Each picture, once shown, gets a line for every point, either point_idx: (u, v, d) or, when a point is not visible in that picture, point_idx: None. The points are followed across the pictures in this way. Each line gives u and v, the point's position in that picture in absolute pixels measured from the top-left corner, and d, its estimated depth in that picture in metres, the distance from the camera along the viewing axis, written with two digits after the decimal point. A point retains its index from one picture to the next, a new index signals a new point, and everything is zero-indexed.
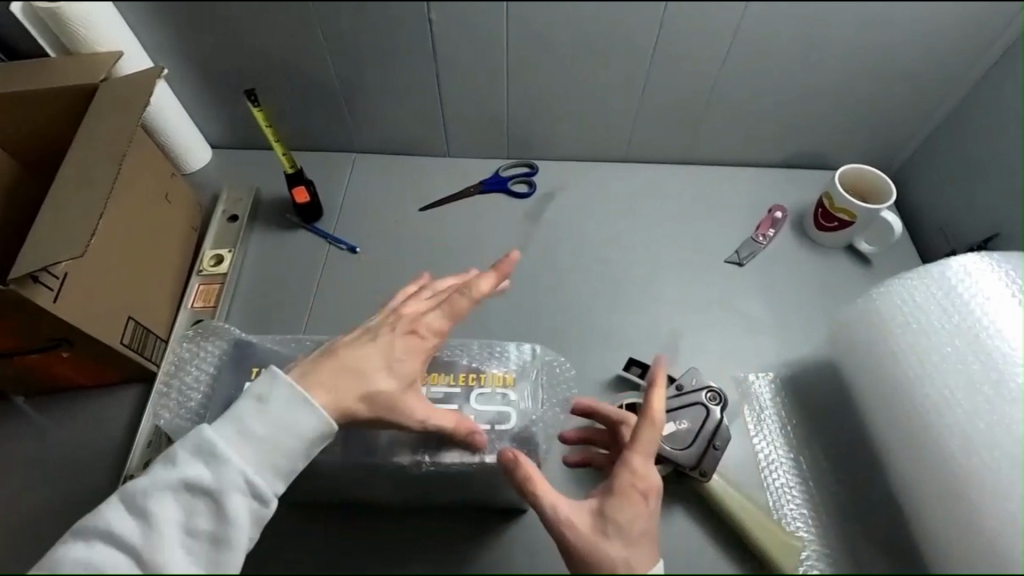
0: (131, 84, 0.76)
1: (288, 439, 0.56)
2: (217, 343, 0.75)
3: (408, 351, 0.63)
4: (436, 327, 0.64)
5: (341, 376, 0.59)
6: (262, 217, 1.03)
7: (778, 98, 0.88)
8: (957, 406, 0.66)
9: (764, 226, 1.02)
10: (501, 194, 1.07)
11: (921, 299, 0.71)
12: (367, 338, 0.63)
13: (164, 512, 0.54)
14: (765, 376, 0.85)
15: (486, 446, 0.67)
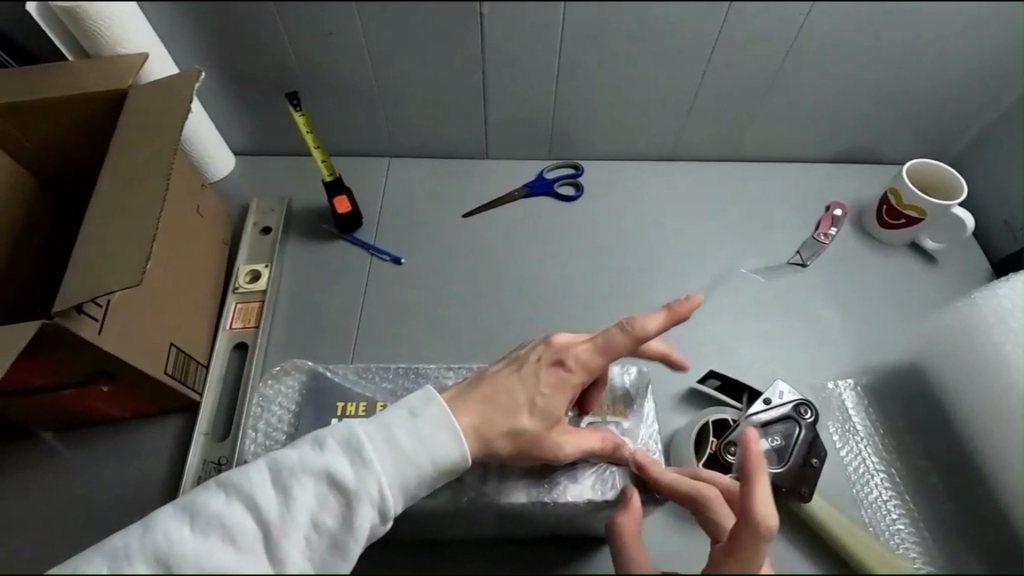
0: (169, 93, 0.71)
1: (427, 465, 0.53)
2: (294, 376, 0.77)
3: (559, 381, 0.61)
4: (587, 361, 0.61)
5: (494, 409, 0.58)
6: (297, 229, 0.98)
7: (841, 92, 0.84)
8: None
9: (824, 225, 0.98)
10: (547, 197, 1.02)
11: None
12: (518, 366, 0.62)
13: (303, 494, 0.50)
14: (846, 382, 0.82)
15: (607, 482, 0.64)
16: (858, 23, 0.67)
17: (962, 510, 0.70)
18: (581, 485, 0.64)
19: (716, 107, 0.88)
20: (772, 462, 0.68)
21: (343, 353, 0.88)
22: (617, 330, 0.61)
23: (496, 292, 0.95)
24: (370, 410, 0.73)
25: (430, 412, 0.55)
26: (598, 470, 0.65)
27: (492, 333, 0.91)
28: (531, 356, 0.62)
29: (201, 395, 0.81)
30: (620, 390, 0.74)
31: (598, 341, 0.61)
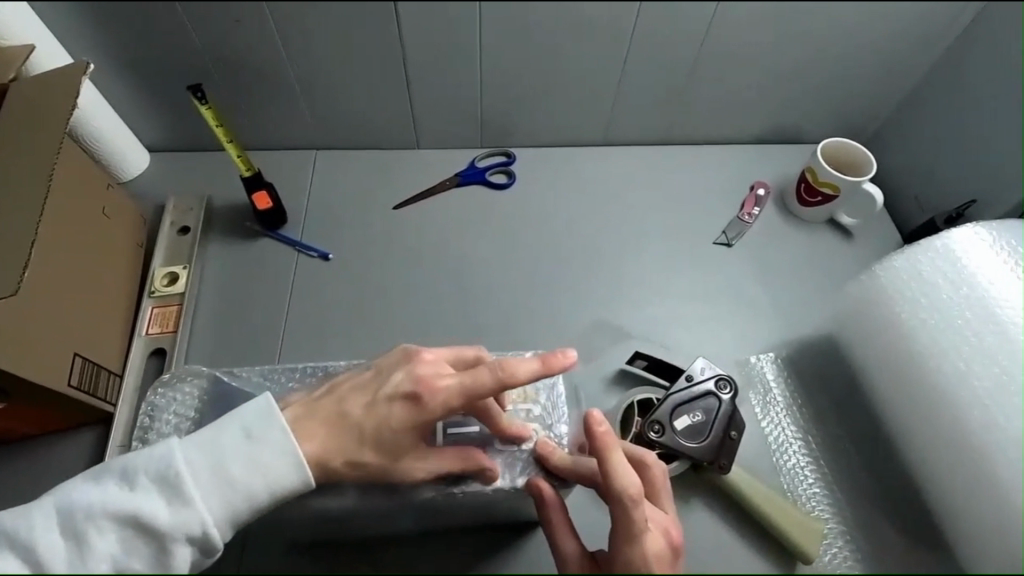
0: (54, 88, 0.66)
1: (262, 492, 0.51)
2: (194, 381, 0.69)
3: (410, 418, 0.54)
4: (448, 401, 0.54)
5: (333, 444, 0.54)
6: (218, 228, 0.94)
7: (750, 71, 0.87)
8: (975, 379, 0.63)
9: (747, 205, 1.01)
10: (480, 186, 1.02)
11: (927, 271, 0.68)
12: (370, 391, 0.56)
13: (101, 540, 0.49)
14: (767, 356, 0.85)
15: (513, 470, 0.63)
16: None
17: (872, 471, 0.74)
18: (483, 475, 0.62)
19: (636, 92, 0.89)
20: (691, 437, 0.71)
21: (271, 353, 0.86)
22: (485, 367, 0.54)
23: (429, 284, 0.94)
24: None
25: (267, 433, 0.52)
26: (506, 458, 0.64)
27: (425, 325, 0.90)
28: (386, 387, 0.55)
29: (116, 406, 0.77)
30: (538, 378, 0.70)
31: (461, 384, 0.53)
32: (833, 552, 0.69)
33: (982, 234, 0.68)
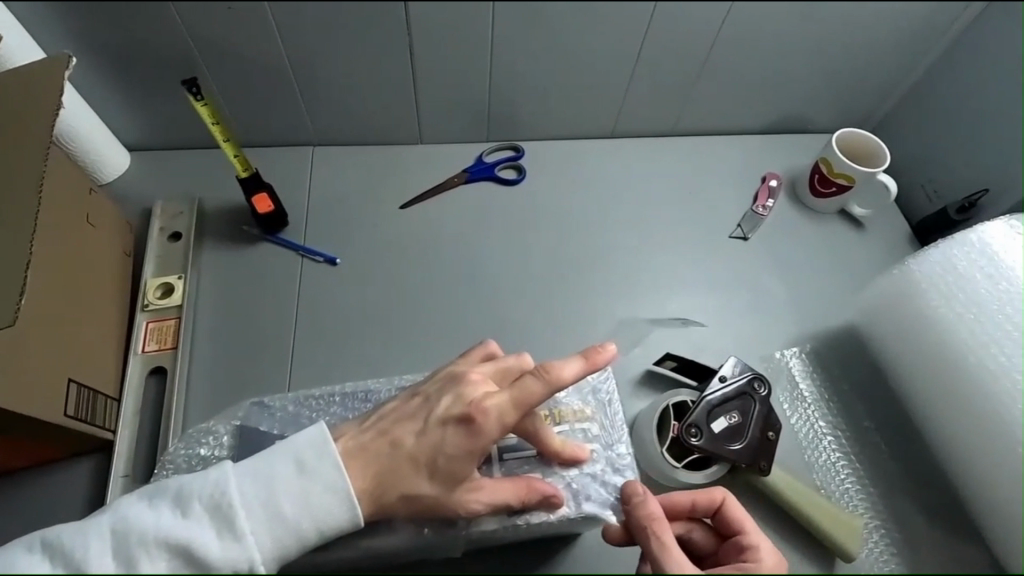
0: (39, 85, 0.61)
1: (311, 532, 0.50)
2: (220, 424, 0.68)
3: (463, 443, 0.54)
4: (501, 418, 0.56)
5: (388, 477, 0.54)
6: (212, 233, 0.87)
7: (769, 57, 0.85)
8: (1015, 374, 0.63)
9: (762, 197, 0.99)
10: (488, 182, 0.97)
11: (962, 265, 0.68)
12: (421, 418, 0.56)
13: (151, 567, 0.46)
14: (793, 351, 0.84)
15: (581, 497, 0.61)
16: None
17: (904, 465, 0.75)
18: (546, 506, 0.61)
19: (650, 77, 0.87)
20: (730, 440, 0.69)
21: (280, 367, 0.80)
22: (532, 378, 0.57)
23: (442, 285, 0.89)
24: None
25: (323, 465, 0.51)
26: (569, 482, 0.62)
27: (442, 331, 0.86)
28: (438, 411, 0.56)
29: (115, 432, 0.71)
30: (594, 394, 0.68)
31: (513, 396, 0.56)
32: (871, 548, 0.69)
33: (1013, 228, 0.68)
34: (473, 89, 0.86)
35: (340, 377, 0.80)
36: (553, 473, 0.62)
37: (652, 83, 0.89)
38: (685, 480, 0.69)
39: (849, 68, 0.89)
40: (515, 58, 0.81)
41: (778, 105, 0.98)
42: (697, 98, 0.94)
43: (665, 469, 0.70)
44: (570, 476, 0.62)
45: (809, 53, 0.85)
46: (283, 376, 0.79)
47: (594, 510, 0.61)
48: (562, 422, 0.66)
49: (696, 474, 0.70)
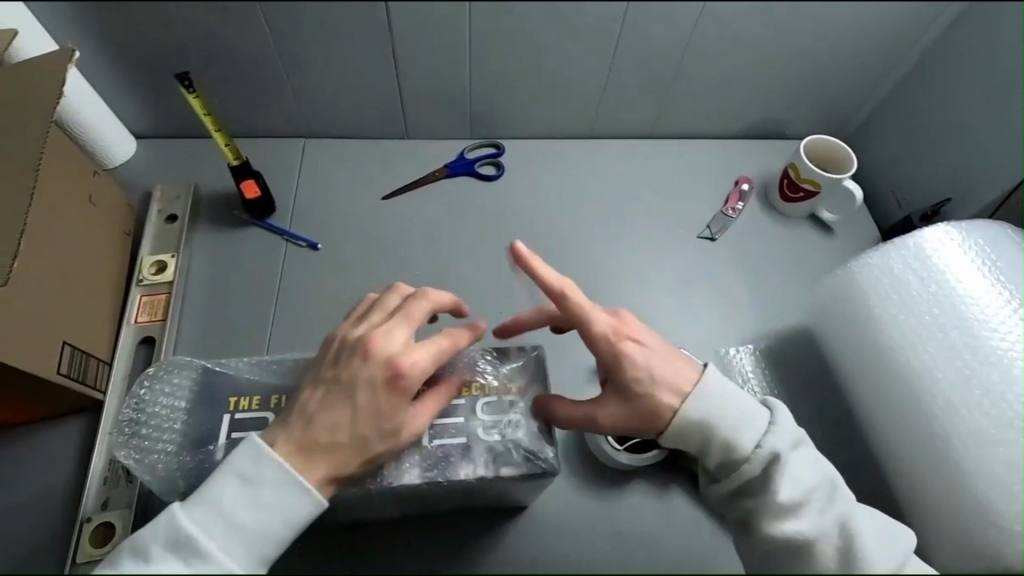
0: (47, 76, 0.69)
1: (275, 524, 0.55)
2: (184, 372, 0.68)
3: (401, 401, 0.59)
4: (423, 369, 0.61)
5: (339, 458, 0.58)
6: (207, 215, 0.94)
7: (749, 75, 0.86)
8: (938, 371, 0.70)
9: (732, 200, 1.03)
10: (468, 177, 1.04)
11: (897, 268, 0.74)
12: (343, 393, 0.59)
13: None
14: (746, 347, 0.89)
15: (501, 459, 0.64)
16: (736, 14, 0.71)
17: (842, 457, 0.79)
18: (472, 463, 0.64)
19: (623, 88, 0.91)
20: None
21: (260, 342, 0.86)
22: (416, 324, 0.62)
23: (420, 272, 0.95)
24: (265, 403, 0.65)
25: (263, 472, 0.56)
26: (489, 445, 0.65)
27: None
28: (358, 382, 0.59)
29: (104, 394, 0.78)
30: (526, 366, 0.69)
31: (427, 352, 0.61)
32: None
33: (953, 235, 0.74)
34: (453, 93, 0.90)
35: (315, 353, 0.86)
36: (477, 439, 0.65)
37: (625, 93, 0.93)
38: (618, 459, 0.74)
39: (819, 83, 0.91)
40: (496, 69, 0.84)
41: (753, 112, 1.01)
42: (675, 108, 0.96)
43: (606, 448, 0.74)
44: (489, 440, 0.65)
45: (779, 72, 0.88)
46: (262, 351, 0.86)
47: (513, 473, 0.64)
48: (491, 393, 0.67)
49: (636, 456, 0.74)
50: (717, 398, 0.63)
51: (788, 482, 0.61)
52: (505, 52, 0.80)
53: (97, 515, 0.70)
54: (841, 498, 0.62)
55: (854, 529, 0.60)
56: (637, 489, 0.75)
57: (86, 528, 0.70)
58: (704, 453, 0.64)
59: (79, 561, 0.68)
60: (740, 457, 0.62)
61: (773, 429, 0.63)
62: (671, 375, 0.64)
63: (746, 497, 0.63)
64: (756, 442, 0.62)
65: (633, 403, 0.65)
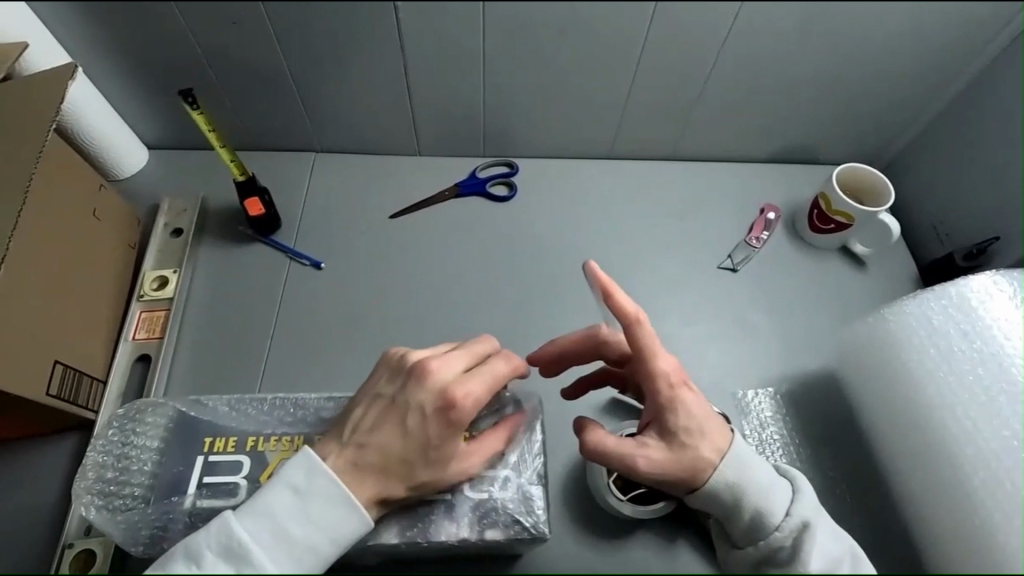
0: (46, 88, 0.67)
1: (325, 541, 0.55)
2: (159, 412, 0.68)
3: (450, 432, 0.58)
4: (478, 400, 0.59)
5: (386, 487, 0.58)
6: (211, 229, 0.93)
7: (778, 94, 0.81)
8: (981, 438, 0.65)
9: (757, 228, 0.97)
10: (479, 197, 0.99)
11: (937, 320, 0.70)
12: (397, 418, 0.58)
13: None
14: (766, 391, 0.84)
15: (486, 520, 0.63)
16: (770, 33, 0.66)
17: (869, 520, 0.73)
18: (456, 523, 0.62)
19: (645, 107, 0.87)
20: None
21: (256, 363, 0.84)
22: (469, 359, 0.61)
23: (425, 294, 0.91)
24: (240, 447, 0.65)
25: (315, 487, 0.56)
26: (474, 505, 0.63)
27: (417, 340, 0.88)
28: (412, 406, 0.58)
29: (97, 412, 0.77)
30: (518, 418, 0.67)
31: (483, 384, 0.59)
32: None
33: (1000, 287, 0.70)
34: (467, 110, 0.87)
35: (312, 377, 0.84)
36: (462, 497, 0.63)
37: (646, 112, 0.88)
38: (619, 511, 0.70)
39: (856, 108, 0.85)
40: (510, 84, 0.81)
41: (782, 136, 0.95)
42: (695, 128, 0.92)
43: (608, 499, 0.70)
44: (476, 497, 0.63)
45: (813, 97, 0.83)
46: (258, 373, 0.83)
47: (498, 537, 0.62)
48: None
49: (639, 509, 0.70)
50: (750, 464, 0.62)
51: (817, 550, 0.58)
52: (520, 67, 0.77)
53: (80, 540, 0.69)
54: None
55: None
56: (639, 543, 0.70)
57: (68, 553, 0.69)
58: (730, 516, 0.62)
59: None
60: (769, 524, 0.60)
61: (802, 497, 0.61)
62: (712, 428, 0.62)
63: (769, 569, 0.60)
64: (785, 509, 0.60)
65: (675, 450, 0.61)
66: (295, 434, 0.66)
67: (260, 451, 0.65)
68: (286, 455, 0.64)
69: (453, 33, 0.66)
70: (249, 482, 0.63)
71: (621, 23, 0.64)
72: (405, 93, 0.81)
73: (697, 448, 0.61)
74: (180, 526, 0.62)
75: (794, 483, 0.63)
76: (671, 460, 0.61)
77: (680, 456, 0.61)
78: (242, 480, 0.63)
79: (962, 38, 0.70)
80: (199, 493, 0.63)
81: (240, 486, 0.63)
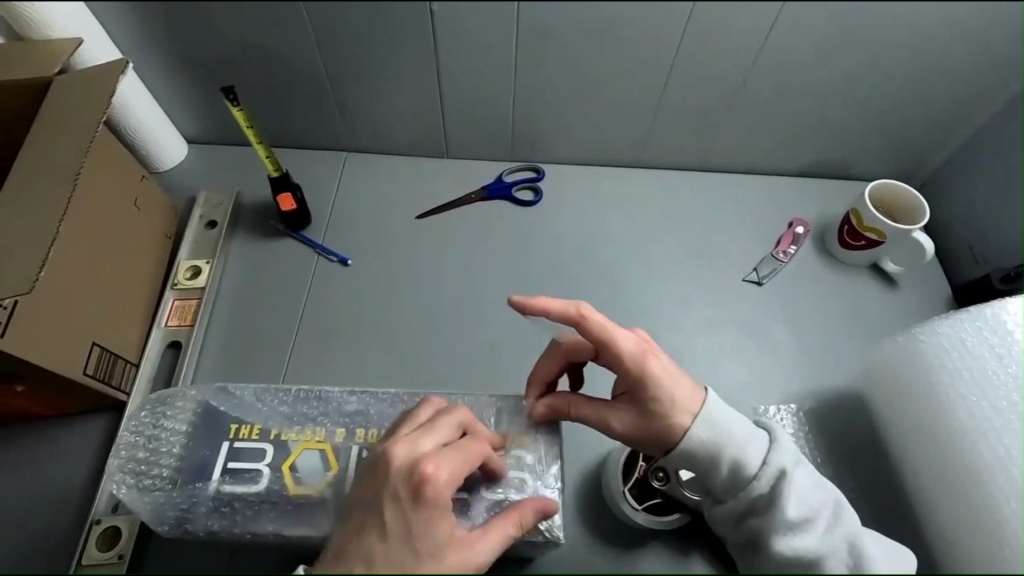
0: (96, 80, 0.70)
1: None
2: (188, 397, 0.70)
3: (434, 519, 0.53)
4: (452, 473, 0.56)
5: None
6: (244, 223, 0.96)
7: (813, 107, 0.80)
8: (1013, 467, 0.63)
9: (784, 242, 0.95)
10: (504, 201, 0.99)
11: (971, 342, 0.69)
12: (375, 511, 0.53)
13: None
14: (788, 408, 0.82)
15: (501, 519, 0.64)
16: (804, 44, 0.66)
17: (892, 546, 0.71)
18: (471, 521, 0.64)
19: (674, 116, 0.87)
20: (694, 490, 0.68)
21: (281, 355, 0.86)
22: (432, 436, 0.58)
23: (447, 295, 0.92)
24: (264, 435, 0.67)
25: None
26: (490, 504, 0.65)
27: (437, 339, 0.89)
28: (382, 496, 0.54)
29: (128, 394, 0.80)
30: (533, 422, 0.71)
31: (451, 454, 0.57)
32: None
33: None
34: (497, 115, 0.89)
35: (334, 371, 0.85)
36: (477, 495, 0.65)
37: (675, 122, 0.89)
38: (633, 520, 0.69)
39: (891, 124, 0.84)
40: (542, 90, 0.82)
41: (812, 151, 0.95)
42: (723, 139, 0.92)
43: (622, 506, 0.70)
44: (492, 497, 0.65)
45: (846, 113, 0.82)
46: (282, 365, 0.85)
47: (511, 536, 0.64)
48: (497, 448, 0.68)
49: (654, 518, 0.69)
50: (723, 419, 0.62)
51: (794, 498, 0.60)
52: (554, 74, 0.78)
53: (107, 518, 0.71)
54: (849, 519, 0.61)
55: (860, 549, 0.59)
56: (653, 554, 0.70)
57: (95, 530, 0.71)
58: (711, 474, 0.62)
59: (84, 562, 0.69)
60: (747, 475, 0.61)
61: (779, 447, 0.62)
62: (684, 392, 0.62)
63: (751, 517, 0.62)
64: (762, 459, 0.61)
65: (646, 418, 0.62)
66: (318, 426, 0.68)
67: (284, 441, 0.67)
68: (312, 446, 0.67)
69: (488, 38, 0.68)
70: (271, 470, 0.65)
71: (660, 25, 0.65)
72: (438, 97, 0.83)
73: (666, 415, 0.61)
74: (203, 509, 0.64)
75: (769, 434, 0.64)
76: (642, 425, 0.62)
77: (651, 422, 0.62)
78: (265, 467, 0.65)
79: (1004, 55, 0.69)
80: (223, 478, 0.65)
81: (263, 474, 0.65)
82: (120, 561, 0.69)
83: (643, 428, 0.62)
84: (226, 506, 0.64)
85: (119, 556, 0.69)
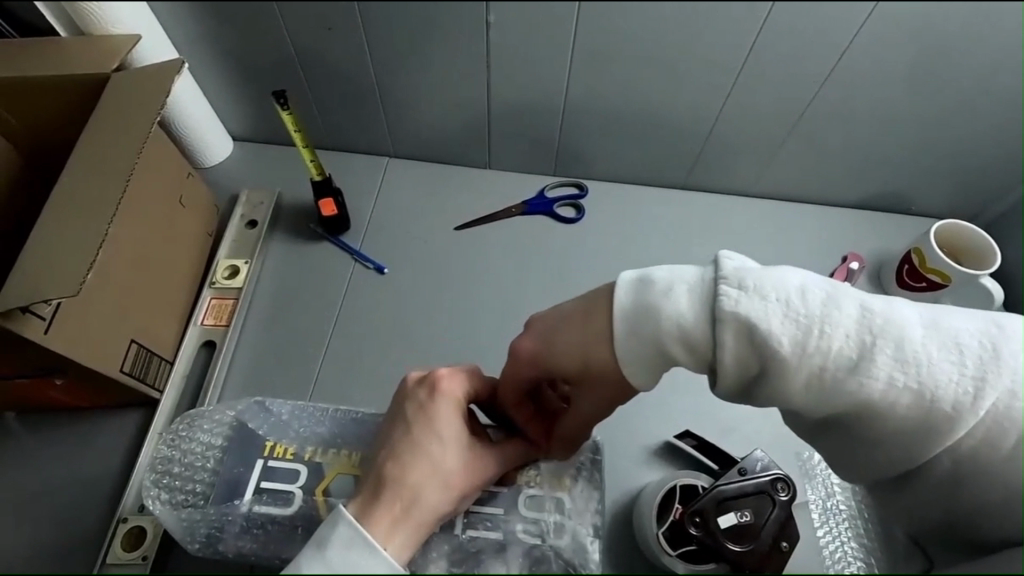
0: (151, 80, 0.70)
1: None
2: (222, 411, 0.70)
3: (456, 411, 0.56)
4: (463, 383, 0.57)
5: (411, 493, 0.52)
6: (284, 224, 0.96)
7: (882, 138, 0.76)
8: None
9: (837, 278, 0.91)
10: (545, 217, 0.97)
11: None
12: (399, 415, 0.56)
13: None
14: None
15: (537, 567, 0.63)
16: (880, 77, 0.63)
17: None
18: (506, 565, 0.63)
19: (727, 140, 0.83)
20: (739, 542, 0.64)
21: (312, 362, 0.85)
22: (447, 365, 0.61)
23: (480, 308, 0.90)
24: (298, 456, 0.67)
25: (336, 533, 0.49)
26: (527, 549, 0.63)
27: (470, 355, 0.87)
28: (404, 405, 0.56)
29: (161, 393, 0.80)
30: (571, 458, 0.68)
31: (465, 371, 0.59)
32: None
33: None
34: (543, 129, 0.87)
35: (364, 381, 0.84)
36: (513, 535, 0.64)
37: (727, 147, 0.85)
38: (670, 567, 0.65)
39: (963, 161, 0.79)
40: (592, 106, 0.80)
41: (873, 183, 0.90)
42: (778, 166, 0.88)
43: (657, 552, 0.66)
44: (529, 542, 0.64)
45: (913, 146, 0.78)
46: (312, 372, 0.84)
47: None
48: (533, 485, 0.66)
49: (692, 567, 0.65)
50: (642, 314, 0.49)
51: (777, 323, 0.46)
52: (607, 92, 0.75)
53: (133, 517, 0.72)
54: (886, 325, 0.45)
55: (917, 354, 0.44)
56: None
57: (121, 529, 0.71)
58: (713, 357, 0.48)
59: (109, 561, 0.69)
60: (706, 344, 0.48)
61: (729, 292, 0.47)
62: (566, 325, 0.53)
63: (764, 378, 0.48)
64: (713, 315, 0.47)
65: (547, 351, 0.53)
66: (352, 448, 0.67)
67: (317, 462, 0.66)
68: (344, 469, 0.66)
69: (544, 52, 0.66)
70: (304, 493, 0.65)
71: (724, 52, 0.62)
72: (485, 108, 0.81)
73: (574, 340, 0.52)
74: (235, 528, 0.64)
75: (715, 276, 0.49)
76: (554, 360, 0.53)
77: (557, 354, 0.53)
78: (298, 489, 0.65)
79: None
80: (256, 497, 0.65)
81: (296, 497, 0.65)
82: (144, 562, 0.69)
83: (551, 360, 0.53)
84: (259, 527, 0.64)
85: (143, 558, 0.69)
